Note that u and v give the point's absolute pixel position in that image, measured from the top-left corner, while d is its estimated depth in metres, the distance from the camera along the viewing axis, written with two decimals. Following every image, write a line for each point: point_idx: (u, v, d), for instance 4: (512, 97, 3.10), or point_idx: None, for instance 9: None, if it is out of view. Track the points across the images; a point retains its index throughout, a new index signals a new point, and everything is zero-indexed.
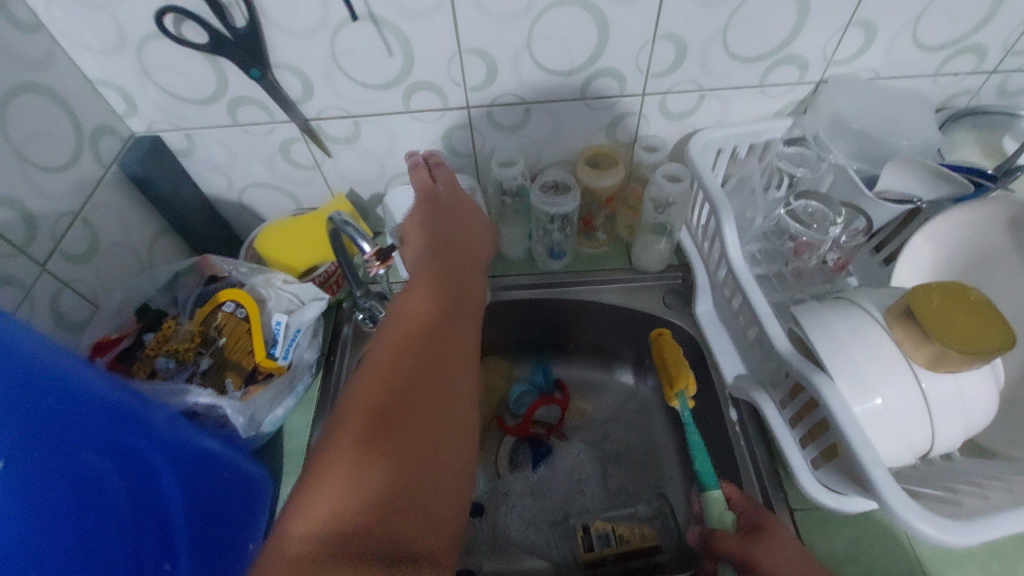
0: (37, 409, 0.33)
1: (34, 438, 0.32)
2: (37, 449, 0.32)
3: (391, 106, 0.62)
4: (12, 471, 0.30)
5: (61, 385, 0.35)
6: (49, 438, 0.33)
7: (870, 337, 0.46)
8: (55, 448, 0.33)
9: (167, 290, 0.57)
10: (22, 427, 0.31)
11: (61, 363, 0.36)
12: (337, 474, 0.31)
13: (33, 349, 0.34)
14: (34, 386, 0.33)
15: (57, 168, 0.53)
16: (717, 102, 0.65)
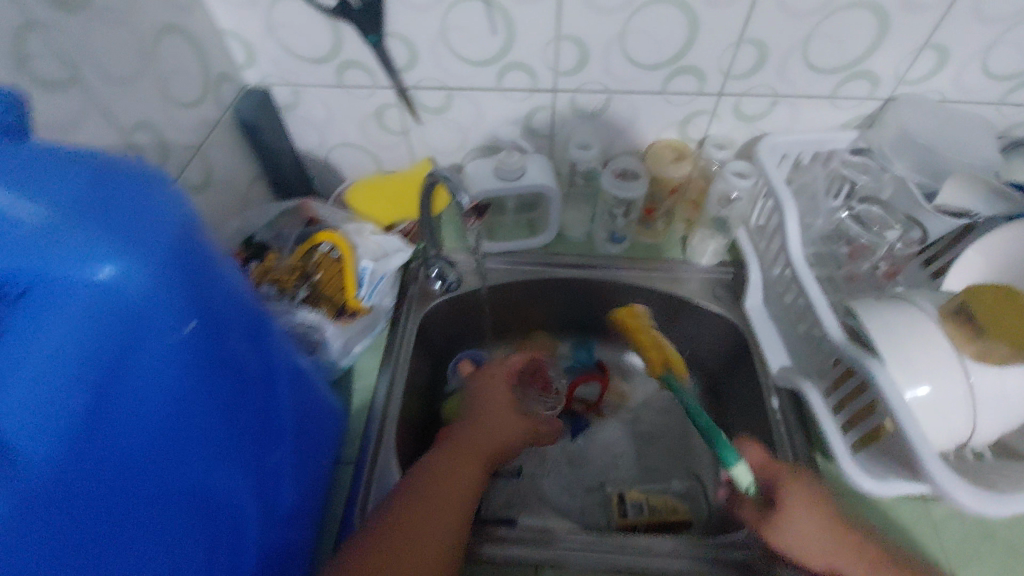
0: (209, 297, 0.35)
1: (206, 322, 0.35)
2: (207, 331, 0.35)
3: (485, 82, 0.67)
4: (188, 348, 0.33)
5: (225, 282, 0.37)
6: (214, 325, 0.36)
7: (923, 329, 0.50)
8: (218, 333, 0.36)
9: (273, 224, 0.62)
10: (199, 312, 0.34)
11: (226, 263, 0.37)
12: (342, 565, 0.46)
13: (211, 246, 0.35)
14: (208, 278, 0.35)
15: (190, 105, 0.59)
16: (787, 109, 0.69)
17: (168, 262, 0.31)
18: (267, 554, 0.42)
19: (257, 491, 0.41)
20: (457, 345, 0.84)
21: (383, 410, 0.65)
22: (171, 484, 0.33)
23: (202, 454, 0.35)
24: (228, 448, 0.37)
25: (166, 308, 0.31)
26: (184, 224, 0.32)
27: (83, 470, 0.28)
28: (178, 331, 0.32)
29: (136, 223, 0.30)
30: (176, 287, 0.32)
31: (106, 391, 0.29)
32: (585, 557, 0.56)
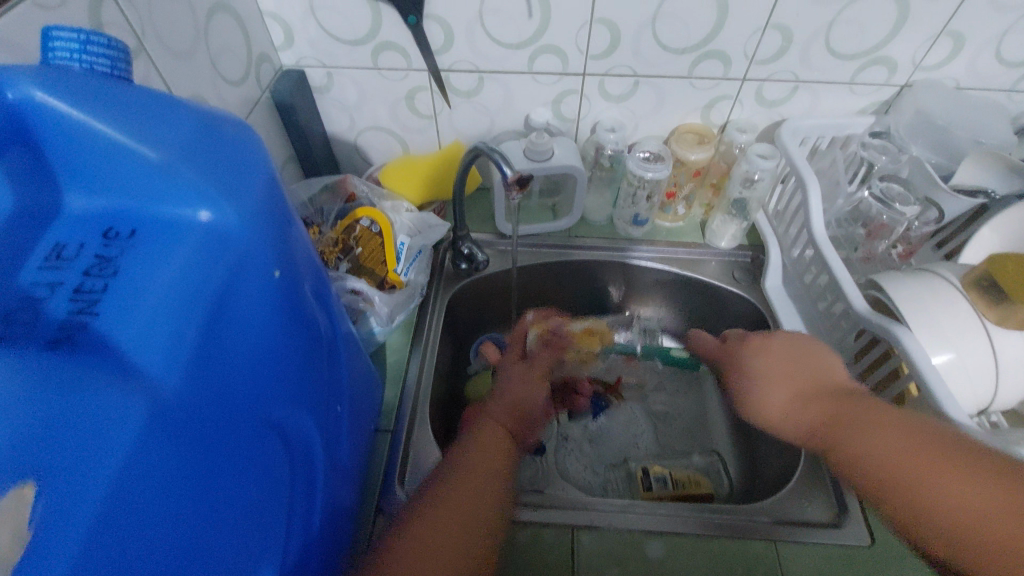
0: (291, 247, 0.36)
1: (290, 268, 0.35)
2: (291, 277, 0.36)
3: (517, 65, 0.69)
4: (279, 290, 0.34)
5: (298, 238, 0.38)
6: (293, 276, 0.36)
7: (948, 299, 0.53)
8: (298, 281, 0.37)
9: (315, 200, 0.65)
10: (285, 258, 0.35)
11: (298, 219, 0.38)
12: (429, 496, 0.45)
13: (285, 195, 0.35)
14: (288, 227, 0.35)
15: (235, 81, 0.60)
16: (808, 94, 0.71)
17: (266, 204, 0.32)
18: (334, 505, 0.43)
19: (325, 443, 0.41)
20: (481, 326, 0.85)
21: (416, 383, 0.66)
22: (264, 420, 0.33)
23: (286, 396, 0.36)
24: (304, 394, 0.38)
25: (261, 249, 0.32)
26: (273, 173, 0.33)
27: (196, 398, 0.28)
28: (271, 274, 0.33)
29: (237, 166, 0.31)
30: (270, 229, 0.33)
31: (211, 322, 0.30)
32: (624, 520, 0.58)
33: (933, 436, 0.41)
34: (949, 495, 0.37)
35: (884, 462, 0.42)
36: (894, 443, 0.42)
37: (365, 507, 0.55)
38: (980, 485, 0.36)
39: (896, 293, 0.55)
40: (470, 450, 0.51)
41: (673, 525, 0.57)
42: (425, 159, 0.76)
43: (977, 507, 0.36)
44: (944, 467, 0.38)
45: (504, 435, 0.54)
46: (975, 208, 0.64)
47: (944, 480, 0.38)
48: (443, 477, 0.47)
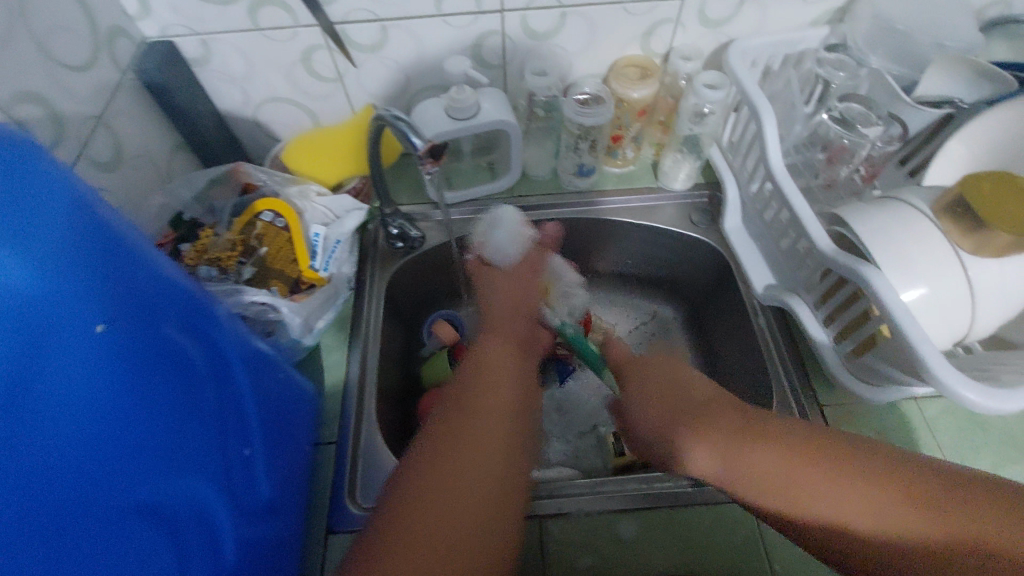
0: (128, 288, 0.32)
1: (125, 315, 0.31)
2: (129, 327, 0.31)
3: (422, 9, 0.59)
4: (110, 346, 0.29)
5: (131, 261, 0.32)
6: (137, 310, 0.32)
7: (917, 229, 0.49)
8: (144, 325, 0.32)
9: (202, 197, 0.57)
10: (116, 306, 0.30)
11: (124, 233, 0.32)
12: (432, 450, 0.40)
13: (96, 214, 0.30)
14: (102, 257, 0.30)
15: (80, 67, 0.50)
16: (754, 9, 0.63)
17: (65, 247, 0.27)
18: (250, 541, 0.40)
19: (221, 488, 0.37)
20: (431, 305, 0.78)
21: (359, 384, 0.60)
22: (120, 501, 0.29)
23: (149, 466, 0.31)
24: (181, 452, 0.34)
25: (72, 305, 0.27)
26: (79, 203, 0.29)
27: (19, 505, 0.24)
28: (93, 329, 0.29)
29: (25, 204, 0.26)
30: (82, 277, 0.28)
31: (27, 405, 0.25)
32: (594, 502, 0.54)
33: (841, 452, 0.37)
34: (822, 501, 0.36)
35: (764, 476, 0.39)
36: (775, 456, 0.39)
37: (315, 528, 0.52)
38: (831, 478, 0.36)
39: (861, 228, 0.50)
40: (463, 415, 0.42)
41: (643, 500, 0.54)
42: (333, 133, 0.67)
43: (843, 508, 0.35)
44: (831, 479, 0.36)
45: (500, 381, 0.46)
46: (941, 119, 0.59)
47: (805, 486, 0.37)
48: (425, 455, 0.39)
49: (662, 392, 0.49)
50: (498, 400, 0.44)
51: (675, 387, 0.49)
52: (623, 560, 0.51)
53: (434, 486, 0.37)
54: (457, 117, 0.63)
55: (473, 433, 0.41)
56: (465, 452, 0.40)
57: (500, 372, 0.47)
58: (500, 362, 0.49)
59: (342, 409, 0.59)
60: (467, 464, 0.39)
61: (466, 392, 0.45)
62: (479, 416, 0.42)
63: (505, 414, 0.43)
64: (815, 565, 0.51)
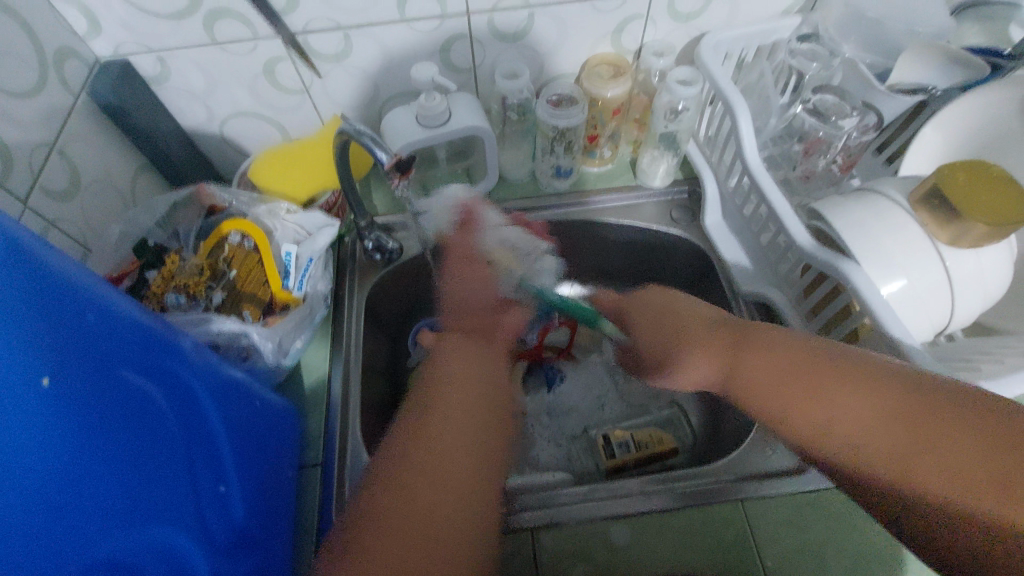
0: (74, 334, 0.30)
1: (73, 364, 0.29)
2: (78, 375, 0.30)
3: (386, 15, 0.58)
4: (57, 399, 0.28)
5: (75, 308, 0.31)
6: (87, 356, 0.31)
7: (896, 220, 0.48)
8: (95, 371, 0.31)
9: (166, 221, 0.57)
10: (62, 357, 0.29)
11: (68, 277, 0.31)
12: (392, 485, 0.38)
13: (34, 260, 0.29)
14: (45, 304, 0.29)
15: (26, 93, 0.47)
16: (724, 1, 0.63)
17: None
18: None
19: (196, 530, 0.36)
20: (413, 315, 0.76)
21: (342, 402, 0.59)
22: (89, 563, 0.28)
23: (111, 519, 0.30)
24: (145, 501, 0.32)
25: (12, 360, 0.26)
26: (13, 248, 0.28)
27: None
28: (37, 383, 0.27)
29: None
30: (20, 329, 0.27)
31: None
32: (585, 509, 0.54)
33: (878, 374, 0.38)
34: (834, 419, 0.38)
35: (777, 399, 0.42)
36: (776, 371, 0.42)
37: (303, 554, 0.50)
38: (851, 398, 0.38)
39: (840, 221, 0.50)
40: (421, 441, 0.41)
41: (633, 505, 0.54)
42: (300, 145, 0.65)
43: (852, 430, 0.37)
44: (839, 396, 0.38)
45: (457, 396, 0.44)
46: (916, 106, 0.59)
47: (828, 407, 0.39)
48: (383, 491, 0.38)
49: (709, 328, 0.49)
50: (454, 420, 0.42)
51: (711, 321, 0.50)
52: (616, 567, 0.51)
53: (386, 514, 0.36)
54: (426, 125, 0.61)
55: (432, 463, 0.39)
56: (425, 484, 0.38)
57: (458, 386, 0.45)
58: (465, 371, 0.47)
59: (325, 428, 0.57)
60: (427, 497, 0.37)
61: (423, 414, 0.43)
62: (438, 441, 0.41)
63: (466, 436, 0.42)
64: (807, 562, 0.51)
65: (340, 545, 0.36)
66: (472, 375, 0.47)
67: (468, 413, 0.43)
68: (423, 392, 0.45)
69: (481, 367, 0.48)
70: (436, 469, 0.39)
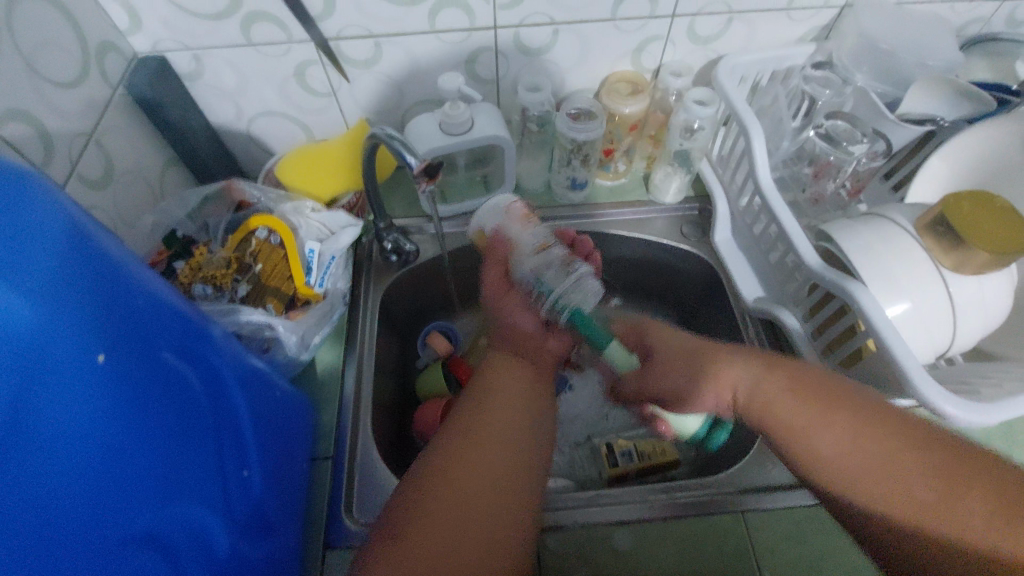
0: (124, 315, 0.32)
1: (123, 343, 0.31)
2: (127, 354, 0.31)
3: (416, 25, 0.60)
4: (107, 375, 0.30)
5: (124, 290, 0.32)
6: (133, 337, 0.32)
7: (902, 245, 0.50)
8: (141, 351, 0.32)
9: (196, 215, 0.58)
10: (114, 336, 0.30)
11: (119, 260, 0.33)
12: (445, 481, 0.40)
13: (91, 242, 0.30)
14: (99, 284, 0.30)
15: (69, 84, 0.49)
16: (742, 26, 0.65)
17: (62, 278, 0.28)
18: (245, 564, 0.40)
19: (219, 510, 0.38)
20: (425, 316, 0.78)
21: (355, 398, 0.60)
22: (122, 535, 0.30)
23: (147, 494, 0.31)
24: (178, 479, 0.34)
25: (71, 335, 0.27)
26: (74, 229, 0.29)
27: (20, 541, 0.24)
28: (93, 359, 0.29)
29: (22, 234, 0.26)
30: (81, 306, 0.28)
31: (24, 439, 0.25)
32: (588, 513, 0.55)
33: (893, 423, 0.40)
34: (838, 451, 0.40)
35: (796, 429, 0.43)
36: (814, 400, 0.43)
37: (313, 544, 0.52)
38: (856, 436, 0.40)
39: (849, 244, 0.51)
40: (471, 447, 0.42)
41: (637, 510, 0.55)
42: (325, 146, 0.67)
43: (860, 468, 0.39)
44: (847, 437, 0.40)
45: (509, 413, 0.46)
46: (924, 136, 0.61)
47: (846, 447, 0.40)
48: (433, 486, 0.39)
49: (756, 358, 0.48)
50: (507, 433, 0.44)
51: (772, 357, 0.47)
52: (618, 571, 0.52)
53: (429, 506, 0.38)
54: (450, 132, 0.63)
55: (480, 469, 0.41)
56: (471, 489, 0.40)
57: (510, 404, 0.46)
58: (516, 390, 0.48)
59: (337, 424, 0.59)
60: (472, 505, 0.39)
61: (475, 421, 0.44)
62: (487, 450, 0.42)
63: (515, 452, 0.43)
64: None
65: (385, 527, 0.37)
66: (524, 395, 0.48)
67: (517, 431, 0.44)
68: (468, 411, 0.45)
69: (526, 388, 0.49)
70: (478, 489, 0.39)
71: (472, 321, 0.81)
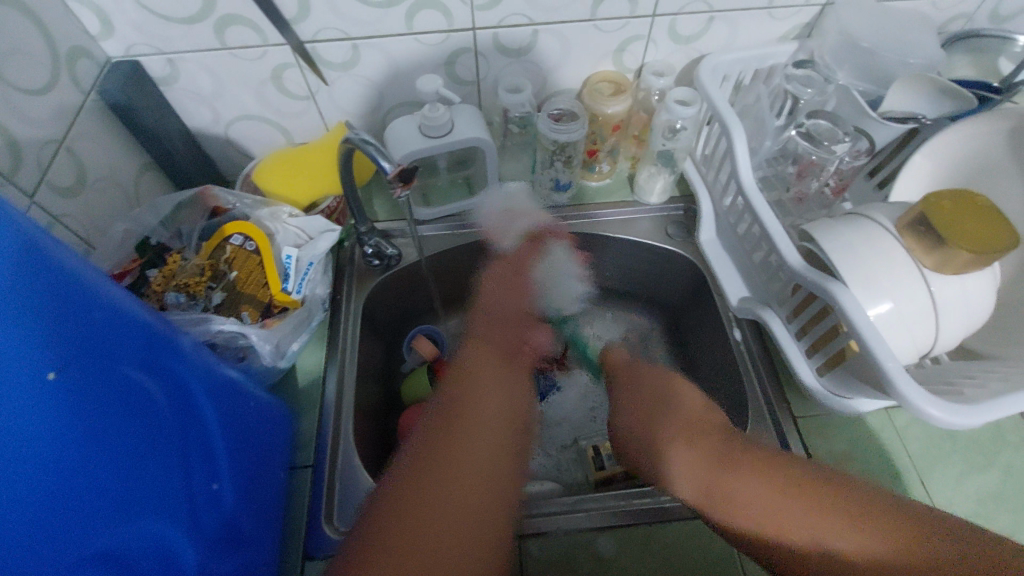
0: (81, 330, 0.31)
1: (80, 358, 0.30)
2: (83, 370, 0.30)
3: (393, 27, 0.59)
4: (61, 393, 0.29)
5: (85, 304, 0.32)
6: (92, 352, 0.31)
7: (882, 243, 0.50)
8: (99, 367, 0.32)
9: (170, 222, 0.58)
10: (69, 352, 0.30)
11: (79, 273, 0.32)
12: (429, 473, 0.39)
13: (49, 254, 0.30)
14: (57, 299, 0.30)
15: (37, 91, 0.48)
16: (723, 25, 0.64)
17: (17, 292, 0.27)
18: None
19: (188, 525, 0.37)
20: (409, 320, 0.77)
21: (335, 405, 0.60)
22: (83, 554, 0.29)
23: (109, 513, 0.31)
24: (141, 496, 0.33)
25: (20, 353, 0.27)
26: (27, 242, 0.28)
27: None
28: (44, 377, 0.28)
29: None
30: (32, 322, 0.28)
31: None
32: (570, 519, 0.54)
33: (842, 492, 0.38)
34: (788, 520, 0.38)
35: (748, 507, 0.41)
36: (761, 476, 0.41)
37: (291, 555, 0.51)
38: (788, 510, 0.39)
39: (829, 244, 0.51)
40: (455, 435, 0.42)
41: (622, 516, 0.54)
42: (303, 150, 0.65)
43: (811, 530, 0.37)
44: (790, 506, 0.39)
45: (492, 397, 0.46)
46: (907, 133, 0.61)
47: (792, 518, 0.38)
48: (417, 476, 0.39)
49: (692, 432, 0.47)
50: (487, 420, 0.44)
51: (696, 426, 0.48)
52: None
53: (415, 497, 0.38)
54: (429, 134, 0.62)
55: (466, 457, 0.41)
56: (460, 476, 0.40)
57: (492, 389, 0.47)
58: (495, 375, 0.48)
59: (317, 432, 0.58)
60: (457, 492, 0.39)
61: (458, 409, 0.44)
62: (471, 437, 0.42)
63: (497, 435, 0.43)
64: None
65: (372, 522, 0.37)
66: (502, 380, 0.48)
67: (497, 416, 0.45)
68: (452, 395, 0.46)
69: (506, 375, 0.49)
70: (469, 483, 0.39)
71: (457, 325, 0.81)
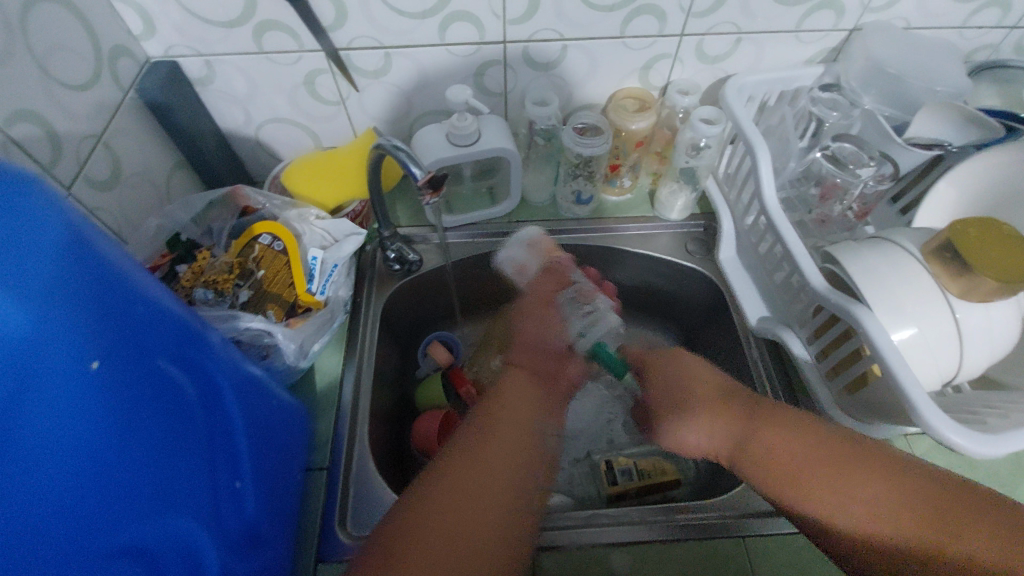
0: (121, 323, 0.32)
1: (117, 351, 0.31)
2: (122, 362, 0.31)
3: (426, 38, 0.60)
4: (98, 383, 0.29)
5: (127, 298, 0.32)
6: (130, 346, 0.32)
7: (908, 269, 0.50)
8: (136, 360, 0.32)
9: (200, 219, 0.59)
10: (107, 343, 0.30)
11: (122, 266, 0.33)
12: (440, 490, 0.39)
13: (95, 247, 0.31)
14: (102, 290, 0.31)
15: (80, 87, 0.50)
16: (751, 47, 0.65)
17: (67, 280, 0.28)
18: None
19: (210, 520, 0.37)
20: (426, 326, 0.78)
21: (352, 406, 0.60)
22: (110, 546, 0.29)
23: (137, 506, 0.31)
24: (169, 492, 0.33)
25: (65, 341, 0.27)
26: (75, 234, 0.29)
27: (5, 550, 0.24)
28: (85, 366, 0.28)
29: (25, 238, 0.26)
30: (79, 313, 0.28)
31: (10, 444, 0.24)
32: (587, 534, 0.54)
33: (870, 453, 0.43)
34: (824, 493, 0.42)
35: (795, 468, 0.45)
36: (796, 441, 0.46)
37: (304, 554, 0.51)
38: (869, 489, 0.41)
39: (853, 267, 0.51)
40: (466, 458, 0.42)
41: (638, 533, 0.54)
42: (330, 154, 0.66)
43: (861, 507, 0.41)
44: (843, 475, 0.42)
45: (511, 425, 0.46)
46: (932, 160, 0.61)
47: (822, 487, 0.43)
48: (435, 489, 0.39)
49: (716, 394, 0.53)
50: (496, 445, 0.43)
51: (727, 389, 0.53)
52: None
53: (432, 515, 0.37)
54: (455, 142, 0.63)
55: (472, 476, 0.40)
56: (466, 502, 0.39)
57: (516, 418, 0.47)
58: (522, 403, 0.48)
59: (332, 434, 0.58)
60: (461, 514, 0.38)
61: (472, 438, 0.44)
62: (475, 463, 0.41)
63: (508, 463, 0.43)
64: None
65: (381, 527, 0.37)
66: (518, 411, 0.47)
67: (516, 447, 0.44)
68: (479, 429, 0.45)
69: (529, 408, 0.49)
70: (482, 509, 0.39)
71: (473, 332, 0.81)
